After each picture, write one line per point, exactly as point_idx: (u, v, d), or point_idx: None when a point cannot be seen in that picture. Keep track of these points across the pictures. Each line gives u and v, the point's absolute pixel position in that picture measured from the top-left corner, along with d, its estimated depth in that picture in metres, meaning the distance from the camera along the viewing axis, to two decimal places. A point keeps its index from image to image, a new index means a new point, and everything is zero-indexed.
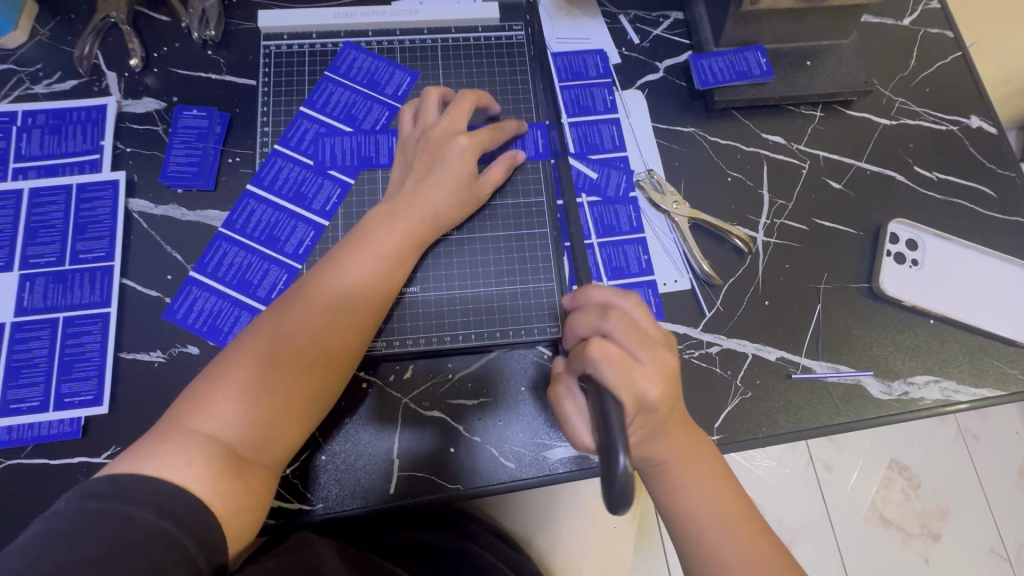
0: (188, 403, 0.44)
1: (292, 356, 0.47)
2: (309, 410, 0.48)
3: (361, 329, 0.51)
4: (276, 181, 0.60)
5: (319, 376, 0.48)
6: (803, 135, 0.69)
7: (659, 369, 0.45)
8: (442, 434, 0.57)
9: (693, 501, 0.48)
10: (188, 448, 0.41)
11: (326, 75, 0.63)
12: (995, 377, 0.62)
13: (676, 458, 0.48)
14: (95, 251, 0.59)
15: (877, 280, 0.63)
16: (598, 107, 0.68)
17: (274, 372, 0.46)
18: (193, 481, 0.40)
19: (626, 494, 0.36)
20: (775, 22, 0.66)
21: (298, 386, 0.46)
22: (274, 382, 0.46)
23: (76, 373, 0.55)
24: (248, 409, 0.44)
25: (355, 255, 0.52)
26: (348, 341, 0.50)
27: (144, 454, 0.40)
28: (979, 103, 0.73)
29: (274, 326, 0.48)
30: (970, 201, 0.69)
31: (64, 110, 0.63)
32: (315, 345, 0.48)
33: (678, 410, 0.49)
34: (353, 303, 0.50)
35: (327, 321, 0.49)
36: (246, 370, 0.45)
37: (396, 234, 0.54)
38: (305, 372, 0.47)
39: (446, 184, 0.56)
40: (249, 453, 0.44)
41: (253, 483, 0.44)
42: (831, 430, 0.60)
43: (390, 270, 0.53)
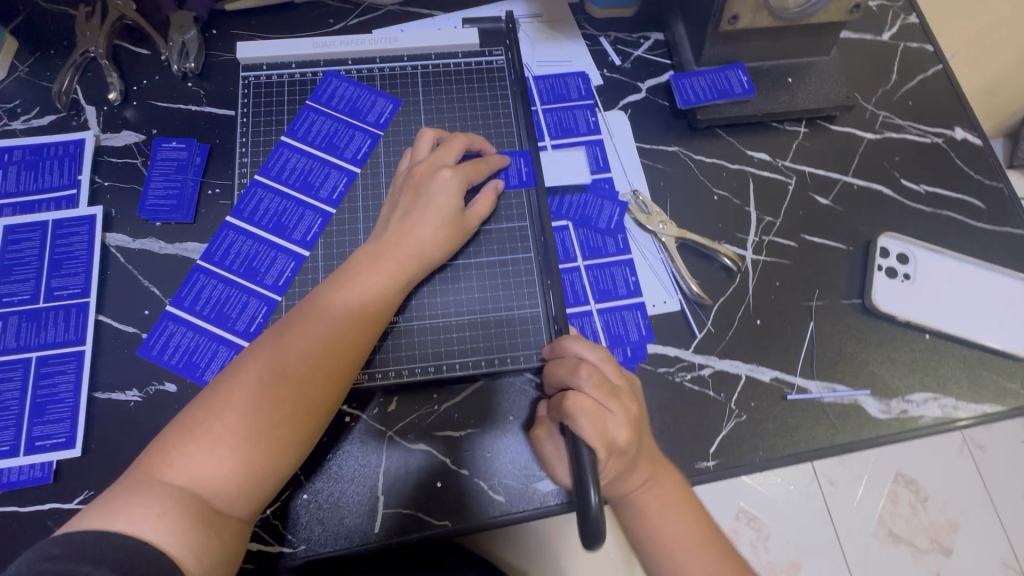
0: (160, 456, 0.43)
1: (275, 404, 0.45)
2: (291, 454, 0.46)
3: (342, 374, 0.49)
4: (255, 212, 0.58)
5: (298, 422, 0.46)
6: (787, 151, 0.69)
7: (624, 419, 0.45)
8: (428, 468, 0.55)
9: (667, 537, 0.47)
10: (158, 501, 0.40)
11: (307, 104, 0.62)
12: (994, 392, 0.61)
13: (649, 493, 0.48)
14: (70, 287, 0.58)
15: (870, 296, 0.62)
16: (581, 128, 0.67)
17: (253, 422, 0.44)
18: (167, 537, 0.39)
19: (598, 530, 0.38)
20: (752, 41, 0.66)
21: (279, 434, 0.45)
22: (253, 434, 0.44)
23: (48, 415, 0.54)
24: (226, 462, 0.43)
25: (336, 303, 0.51)
26: (331, 388, 0.48)
27: (115, 508, 0.39)
28: (963, 115, 0.73)
29: (257, 370, 0.46)
30: (959, 213, 0.68)
31: (41, 146, 0.63)
32: (295, 395, 0.46)
33: (647, 448, 0.48)
34: (336, 344, 0.49)
35: (308, 370, 0.47)
36: (226, 418, 0.44)
37: (378, 277, 0.53)
38: (288, 417, 0.46)
39: (434, 223, 0.55)
40: (223, 505, 0.43)
41: (229, 531, 0.43)
42: (829, 453, 0.58)
43: (377, 310, 0.52)
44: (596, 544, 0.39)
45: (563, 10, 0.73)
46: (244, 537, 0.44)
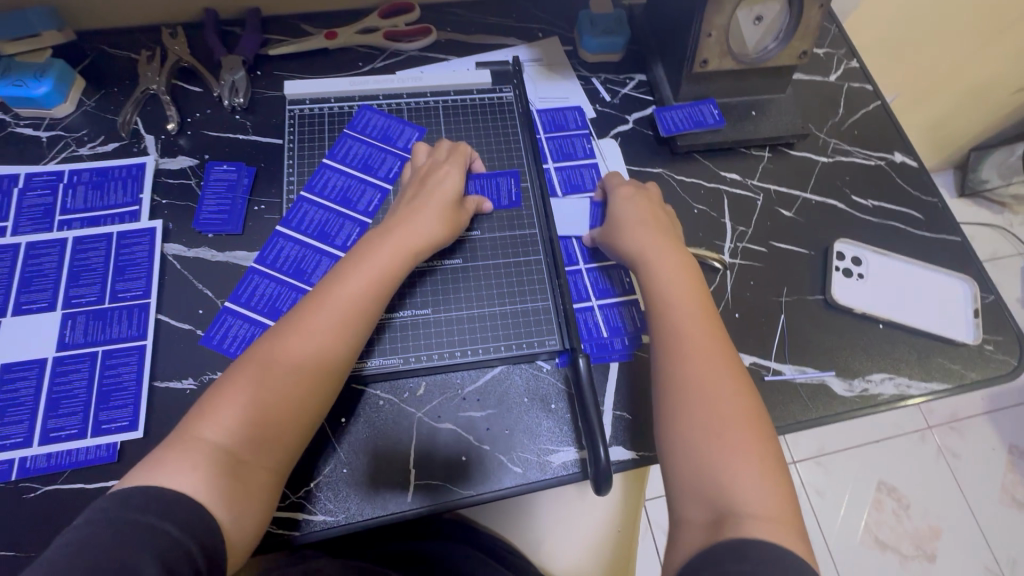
0: (198, 416, 0.50)
1: (292, 360, 0.52)
2: (306, 417, 0.53)
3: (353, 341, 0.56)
4: (302, 222, 0.67)
5: (315, 378, 0.53)
6: (755, 172, 0.81)
7: (653, 244, 0.63)
8: (455, 444, 0.62)
9: (692, 362, 0.54)
10: (192, 454, 0.47)
11: (345, 132, 0.72)
12: (941, 372, 0.70)
13: (693, 323, 0.57)
14: (132, 290, 0.65)
15: (830, 292, 0.72)
16: (579, 153, 0.78)
17: (276, 378, 0.51)
18: (196, 485, 0.45)
19: (605, 476, 0.55)
20: (720, 81, 0.78)
21: (296, 391, 0.52)
22: (274, 390, 0.51)
23: (113, 401, 0.60)
24: (251, 414, 0.50)
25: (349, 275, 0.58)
26: (342, 355, 0.55)
27: (155, 465, 0.46)
28: (900, 141, 0.85)
29: (283, 333, 0.54)
30: (902, 222, 0.79)
31: (106, 169, 0.71)
32: (311, 355, 0.53)
33: (702, 334, 0.56)
34: (348, 309, 0.56)
35: (322, 334, 0.54)
36: (254, 374, 0.51)
37: (385, 257, 0.60)
38: (307, 372, 0.53)
39: (432, 215, 0.64)
40: (249, 457, 0.49)
41: (256, 485, 0.49)
42: (803, 426, 0.67)
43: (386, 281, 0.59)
44: (604, 488, 0.55)
45: (560, 55, 0.86)
46: (270, 488, 0.50)
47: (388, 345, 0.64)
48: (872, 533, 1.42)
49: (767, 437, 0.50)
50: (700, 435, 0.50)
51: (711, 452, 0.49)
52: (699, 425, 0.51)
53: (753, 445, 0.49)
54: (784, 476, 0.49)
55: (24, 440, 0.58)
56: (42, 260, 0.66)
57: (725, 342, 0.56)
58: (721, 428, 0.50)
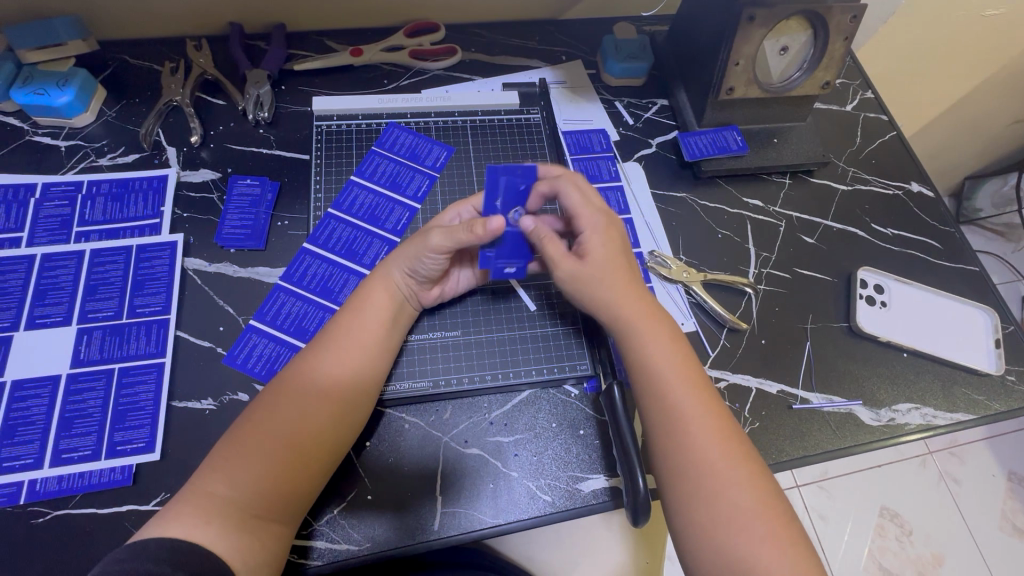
0: (204, 474, 0.48)
1: (290, 406, 0.51)
2: (318, 460, 0.51)
3: (346, 387, 0.54)
4: (329, 240, 0.66)
5: (322, 421, 0.52)
6: (776, 199, 0.81)
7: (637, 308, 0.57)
8: (482, 470, 0.60)
9: (696, 445, 0.51)
10: (205, 510, 0.46)
11: (373, 150, 0.71)
12: (966, 404, 0.70)
13: (690, 405, 0.53)
14: (151, 305, 0.63)
15: (855, 319, 0.73)
16: (605, 176, 0.78)
17: (280, 427, 0.50)
18: (216, 538, 0.44)
19: (642, 509, 0.53)
20: (744, 109, 0.79)
21: (295, 444, 0.50)
22: (271, 445, 0.49)
23: (129, 422, 0.58)
24: (249, 469, 0.48)
25: (339, 324, 0.56)
26: (339, 399, 0.53)
27: (169, 518, 0.45)
28: (916, 171, 0.87)
29: (287, 379, 0.53)
30: (921, 251, 0.80)
31: (126, 180, 0.70)
32: (303, 404, 0.52)
33: (707, 408, 0.53)
34: (352, 348, 0.56)
35: (318, 384, 0.53)
36: (248, 437, 0.50)
37: (374, 301, 0.58)
38: (311, 417, 0.51)
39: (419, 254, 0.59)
40: (265, 511, 0.48)
41: (271, 537, 0.48)
42: (832, 456, 0.66)
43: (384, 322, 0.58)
44: (642, 522, 0.53)
45: (583, 79, 0.86)
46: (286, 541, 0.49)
47: (412, 367, 0.63)
48: (876, 560, 1.40)
49: (789, 523, 0.48)
50: (721, 530, 0.47)
51: (736, 544, 0.46)
52: (720, 518, 0.48)
53: (775, 530, 0.47)
54: (810, 556, 0.47)
55: (35, 461, 0.55)
56: (58, 273, 0.64)
57: (723, 416, 0.53)
58: (742, 519, 0.47)
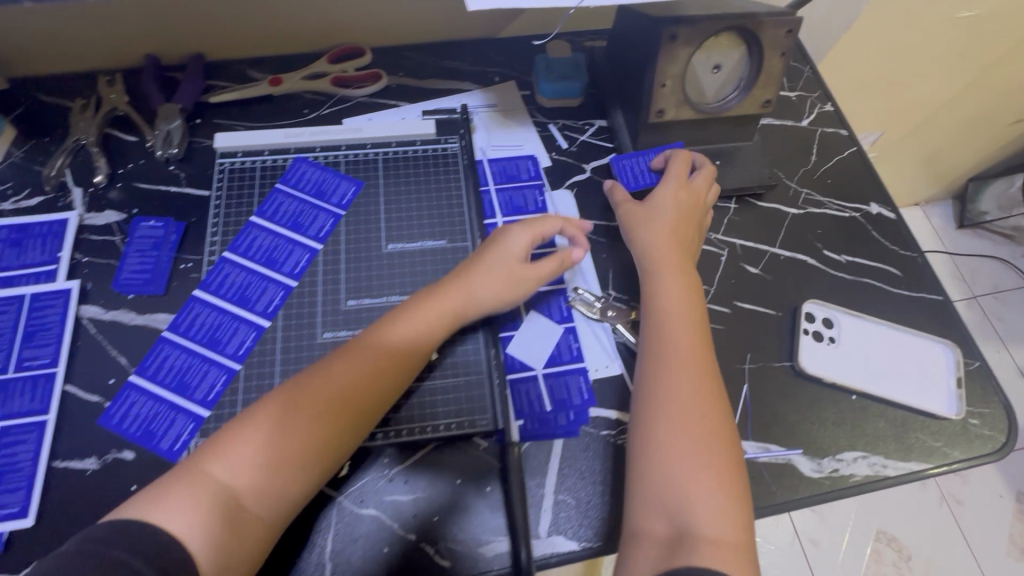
0: (209, 453, 0.48)
1: (335, 392, 0.51)
2: (318, 464, 0.50)
3: (372, 401, 0.53)
4: (222, 286, 0.62)
5: (343, 417, 0.51)
6: (719, 226, 0.76)
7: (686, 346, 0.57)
8: (376, 533, 0.56)
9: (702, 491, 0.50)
10: (195, 494, 0.45)
11: (278, 187, 0.68)
12: (920, 451, 0.64)
13: (710, 445, 0.52)
14: (40, 357, 0.61)
15: (798, 359, 0.67)
16: (530, 206, 0.73)
17: (308, 414, 0.50)
18: (192, 530, 0.44)
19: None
20: (680, 131, 0.74)
21: (314, 435, 0.50)
22: (286, 435, 0.49)
23: (5, 484, 0.55)
24: (254, 454, 0.48)
25: (394, 322, 0.57)
26: (369, 395, 0.53)
27: (156, 500, 0.45)
28: (877, 191, 0.80)
29: (356, 362, 0.53)
30: (877, 280, 0.74)
31: (26, 225, 0.68)
32: (337, 393, 0.51)
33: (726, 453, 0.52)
34: (403, 343, 0.56)
35: (359, 376, 0.53)
36: (280, 416, 0.50)
37: (444, 309, 0.58)
38: (334, 412, 0.51)
39: (497, 279, 0.60)
40: (250, 504, 0.47)
41: (249, 538, 0.46)
42: (766, 512, 0.60)
43: (437, 323, 0.58)
44: None
45: (516, 101, 0.82)
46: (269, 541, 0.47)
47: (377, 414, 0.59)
48: None
49: None
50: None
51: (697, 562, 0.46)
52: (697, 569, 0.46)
53: None
54: None
55: None
56: None
57: (722, 403, 0.55)
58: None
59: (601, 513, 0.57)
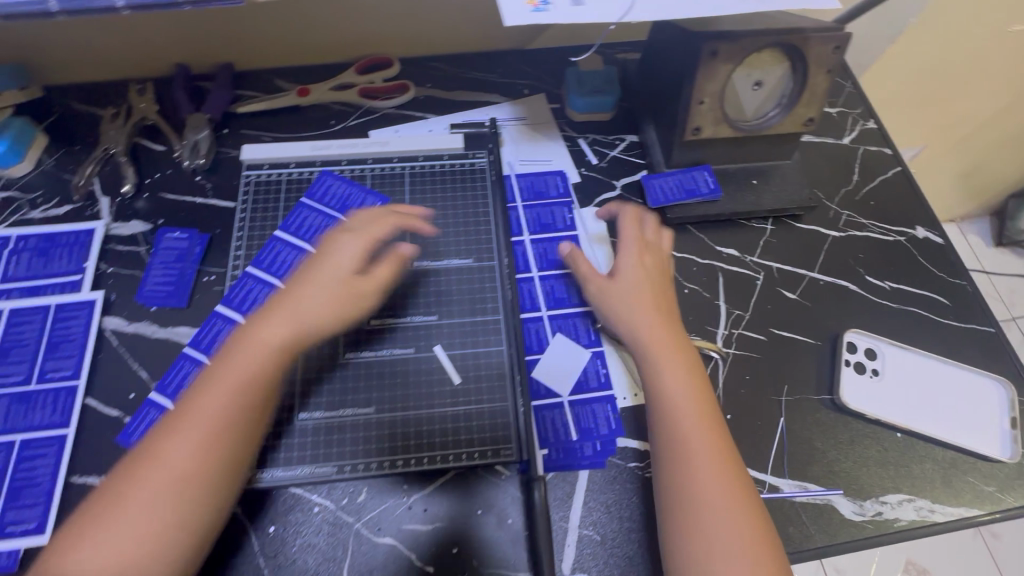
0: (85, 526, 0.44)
1: (158, 437, 0.47)
2: (194, 530, 0.46)
3: (227, 445, 0.48)
4: (244, 302, 0.62)
5: (214, 464, 0.47)
6: (755, 248, 0.73)
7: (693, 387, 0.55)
8: (394, 563, 0.54)
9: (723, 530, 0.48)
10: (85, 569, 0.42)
11: (303, 201, 0.67)
12: (971, 495, 0.60)
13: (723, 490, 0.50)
14: (62, 369, 0.60)
15: (839, 392, 0.63)
16: (559, 225, 0.71)
17: (148, 470, 0.46)
18: None
19: None
20: (717, 148, 0.71)
21: (179, 490, 0.46)
22: (159, 503, 0.45)
23: (24, 499, 0.54)
24: (137, 521, 0.44)
25: (217, 366, 0.50)
26: (210, 440, 0.47)
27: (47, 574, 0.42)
28: (923, 214, 0.77)
29: (215, 403, 0.48)
30: (924, 309, 0.70)
31: (54, 234, 0.68)
32: (175, 442, 0.47)
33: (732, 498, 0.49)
34: (238, 377, 0.50)
35: (199, 417, 0.48)
36: (170, 475, 0.46)
37: (257, 342, 0.51)
38: (182, 457, 0.46)
39: (328, 295, 0.55)
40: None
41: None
42: (804, 556, 0.57)
43: (266, 352, 0.51)
44: None
45: (545, 114, 0.80)
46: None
47: (398, 441, 0.57)
48: None
49: None
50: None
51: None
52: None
53: None
54: None
55: None
56: None
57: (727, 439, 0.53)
58: None
59: (629, 552, 0.55)
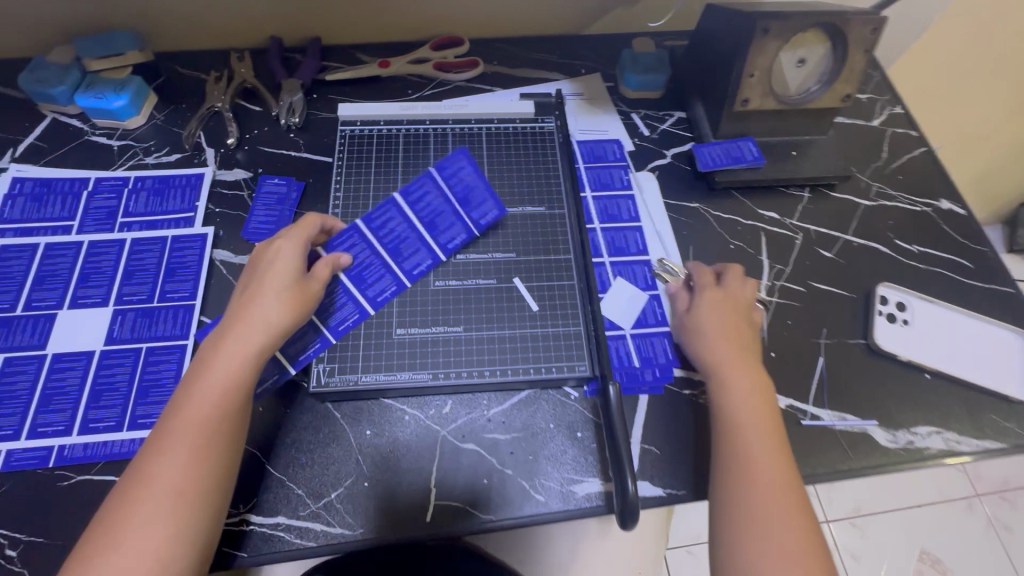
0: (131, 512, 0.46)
1: (210, 434, 0.50)
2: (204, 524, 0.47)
3: (218, 439, 0.50)
4: (382, 227, 0.69)
5: (201, 455, 0.49)
6: (794, 212, 0.80)
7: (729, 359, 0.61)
8: (477, 465, 0.61)
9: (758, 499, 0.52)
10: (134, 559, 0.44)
11: (461, 151, 0.73)
12: (994, 431, 0.66)
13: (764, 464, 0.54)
14: (180, 291, 0.68)
15: (873, 337, 0.70)
16: (617, 184, 0.79)
17: (189, 460, 0.48)
18: None
19: (633, 513, 0.53)
20: (761, 121, 0.79)
21: (177, 481, 0.47)
22: (159, 517, 0.46)
23: (151, 396, 0.61)
24: (146, 535, 0.45)
25: (197, 374, 0.53)
26: (209, 434, 0.50)
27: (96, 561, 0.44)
28: (947, 188, 0.84)
29: (198, 398, 0.51)
30: (949, 270, 0.77)
31: (168, 177, 0.76)
32: (180, 435, 0.49)
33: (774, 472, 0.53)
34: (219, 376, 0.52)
35: (189, 407, 0.50)
36: (149, 464, 0.48)
37: (239, 338, 0.54)
38: (195, 451, 0.49)
39: (279, 297, 0.57)
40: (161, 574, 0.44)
41: None
42: (844, 476, 0.63)
43: (242, 352, 0.54)
44: (631, 527, 0.53)
45: (601, 91, 0.88)
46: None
47: (485, 356, 0.65)
48: None
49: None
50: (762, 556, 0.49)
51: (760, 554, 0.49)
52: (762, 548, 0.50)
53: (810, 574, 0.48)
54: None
55: (65, 428, 0.59)
56: (101, 258, 0.69)
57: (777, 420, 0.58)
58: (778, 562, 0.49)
59: (685, 463, 0.61)
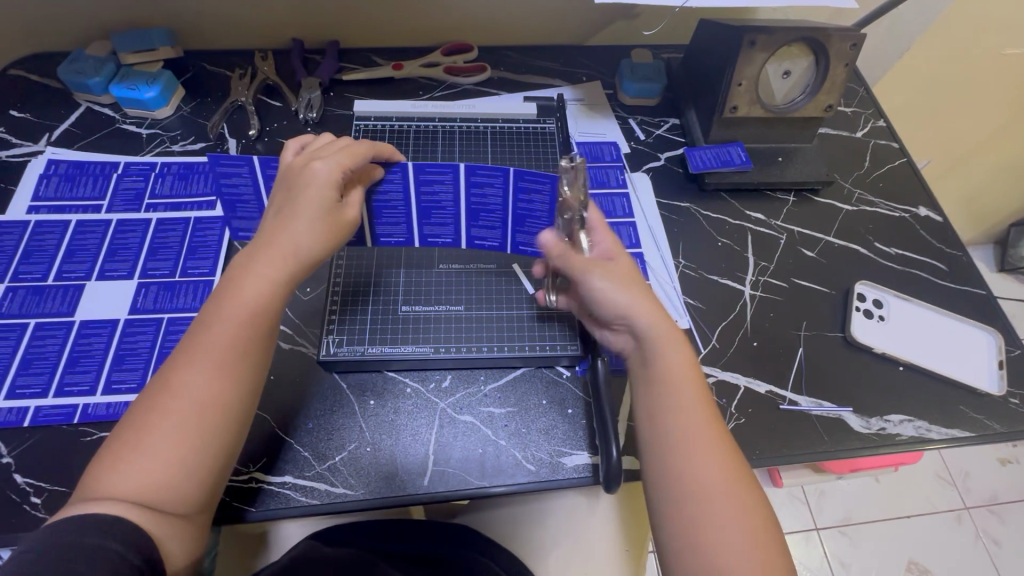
0: (142, 429, 0.49)
1: (225, 366, 0.52)
2: (218, 450, 0.51)
3: (237, 369, 0.52)
4: (427, 189, 0.63)
5: (218, 385, 0.51)
6: (780, 214, 0.85)
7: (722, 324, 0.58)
8: (473, 435, 0.65)
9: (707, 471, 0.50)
10: (140, 474, 0.47)
11: (554, 177, 0.59)
12: (963, 420, 0.70)
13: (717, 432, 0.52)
14: (200, 268, 0.73)
15: (850, 330, 0.74)
16: (612, 182, 0.84)
17: (203, 391, 0.50)
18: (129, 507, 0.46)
19: (614, 479, 0.60)
20: (749, 127, 0.84)
21: (192, 407, 0.50)
22: (177, 431, 0.49)
23: None
24: (156, 453, 0.48)
25: (222, 299, 0.54)
26: (226, 367, 0.52)
27: (112, 465, 0.48)
28: (925, 197, 0.88)
29: (216, 328, 0.53)
30: (925, 272, 0.81)
31: (192, 164, 0.81)
32: (199, 363, 0.51)
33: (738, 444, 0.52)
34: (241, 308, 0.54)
35: (207, 338, 0.52)
36: (168, 384, 0.51)
37: (260, 269, 0.55)
38: (212, 380, 0.51)
39: (312, 224, 0.57)
40: (170, 490, 0.48)
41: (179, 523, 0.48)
42: (820, 457, 0.67)
43: (266, 284, 0.55)
44: (614, 489, 0.60)
45: (600, 97, 0.94)
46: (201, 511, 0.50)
47: (484, 334, 0.69)
48: None
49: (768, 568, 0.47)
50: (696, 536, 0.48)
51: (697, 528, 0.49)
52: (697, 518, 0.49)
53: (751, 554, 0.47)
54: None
55: (90, 388, 0.64)
56: (128, 236, 0.74)
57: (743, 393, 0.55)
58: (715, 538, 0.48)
59: None
